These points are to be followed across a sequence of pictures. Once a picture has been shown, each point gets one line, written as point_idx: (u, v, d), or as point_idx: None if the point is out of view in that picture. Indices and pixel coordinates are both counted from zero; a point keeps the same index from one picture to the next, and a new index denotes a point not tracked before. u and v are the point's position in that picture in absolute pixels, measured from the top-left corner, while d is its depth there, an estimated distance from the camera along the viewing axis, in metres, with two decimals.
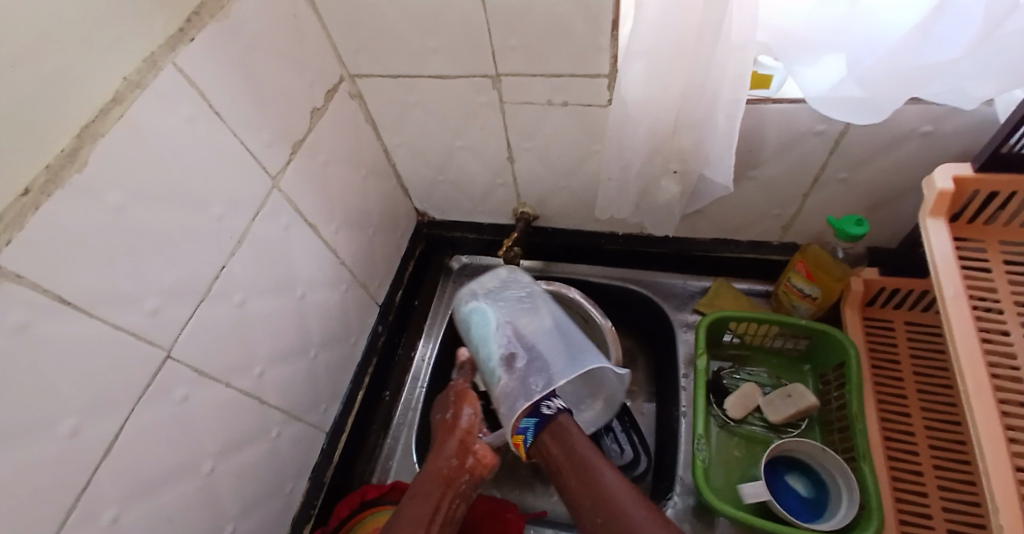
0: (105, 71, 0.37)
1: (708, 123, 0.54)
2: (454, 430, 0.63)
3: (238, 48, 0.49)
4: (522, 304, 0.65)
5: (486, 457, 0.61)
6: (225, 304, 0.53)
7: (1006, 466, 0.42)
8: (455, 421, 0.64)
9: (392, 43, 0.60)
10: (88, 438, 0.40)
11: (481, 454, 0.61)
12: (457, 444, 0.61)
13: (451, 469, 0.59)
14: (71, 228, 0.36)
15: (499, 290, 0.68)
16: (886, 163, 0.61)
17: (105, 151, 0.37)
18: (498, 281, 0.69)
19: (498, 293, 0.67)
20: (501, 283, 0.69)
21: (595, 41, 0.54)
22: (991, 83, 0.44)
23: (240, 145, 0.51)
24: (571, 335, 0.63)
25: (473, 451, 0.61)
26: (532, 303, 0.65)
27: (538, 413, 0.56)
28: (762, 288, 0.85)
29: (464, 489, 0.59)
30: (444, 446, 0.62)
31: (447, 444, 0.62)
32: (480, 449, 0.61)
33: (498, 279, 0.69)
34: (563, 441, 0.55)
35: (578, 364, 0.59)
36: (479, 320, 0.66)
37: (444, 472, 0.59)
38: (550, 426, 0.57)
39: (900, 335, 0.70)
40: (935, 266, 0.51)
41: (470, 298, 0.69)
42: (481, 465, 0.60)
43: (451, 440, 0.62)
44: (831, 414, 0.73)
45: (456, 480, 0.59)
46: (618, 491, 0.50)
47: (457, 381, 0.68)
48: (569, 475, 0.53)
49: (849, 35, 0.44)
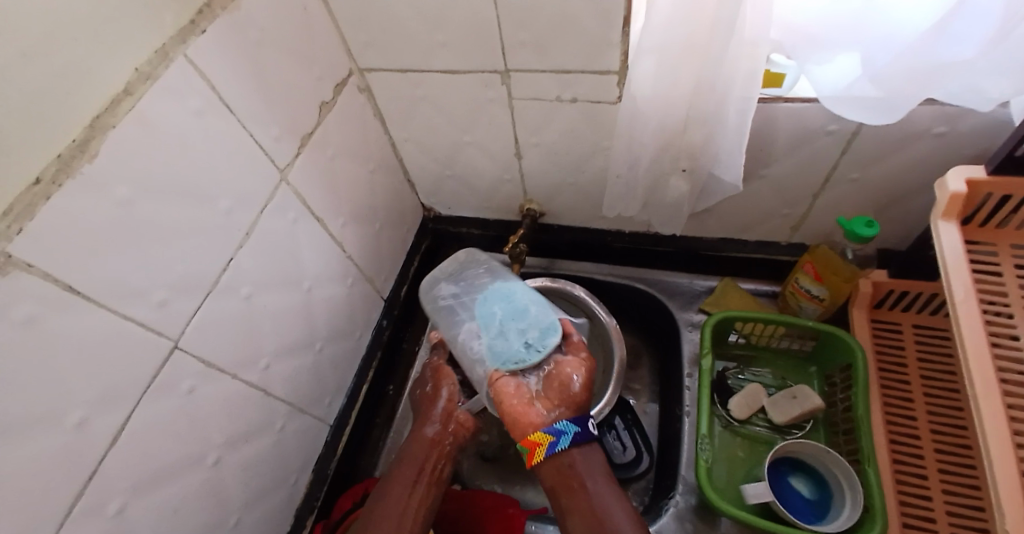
0: (116, 63, 0.37)
1: (719, 121, 0.54)
2: (436, 400, 0.65)
3: (248, 41, 0.49)
4: (483, 279, 0.64)
5: (466, 420, 0.64)
6: (233, 297, 0.53)
7: (1013, 470, 0.42)
8: (435, 395, 0.66)
9: (402, 37, 0.60)
10: (95, 428, 0.40)
11: (462, 419, 0.64)
12: (439, 413, 0.64)
13: (437, 433, 0.63)
14: (80, 220, 0.36)
15: (460, 272, 0.67)
16: (898, 164, 0.61)
17: (115, 143, 0.37)
18: (455, 264, 0.68)
19: (460, 275, 0.67)
20: (460, 266, 0.68)
21: (606, 37, 0.53)
22: (1007, 81, 0.43)
23: (249, 138, 0.52)
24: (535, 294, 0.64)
25: (454, 417, 0.64)
26: (490, 275, 0.65)
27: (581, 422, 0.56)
28: (769, 288, 0.84)
29: (450, 451, 0.62)
30: (428, 417, 0.64)
31: (432, 413, 0.64)
32: (460, 414, 0.64)
33: (456, 262, 0.68)
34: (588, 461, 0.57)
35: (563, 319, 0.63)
36: (500, 295, 0.60)
37: (430, 436, 0.63)
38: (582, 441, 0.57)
39: (908, 338, 0.70)
40: (946, 266, 0.51)
41: (434, 287, 0.68)
42: (461, 428, 0.63)
43: (434, 411, 0.65)
44: (836, 416, 0.72)
45: (441, 442, 0.62)
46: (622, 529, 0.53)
47: (432, 358, 0.69)
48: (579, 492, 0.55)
49: (863, 34, 0.43)
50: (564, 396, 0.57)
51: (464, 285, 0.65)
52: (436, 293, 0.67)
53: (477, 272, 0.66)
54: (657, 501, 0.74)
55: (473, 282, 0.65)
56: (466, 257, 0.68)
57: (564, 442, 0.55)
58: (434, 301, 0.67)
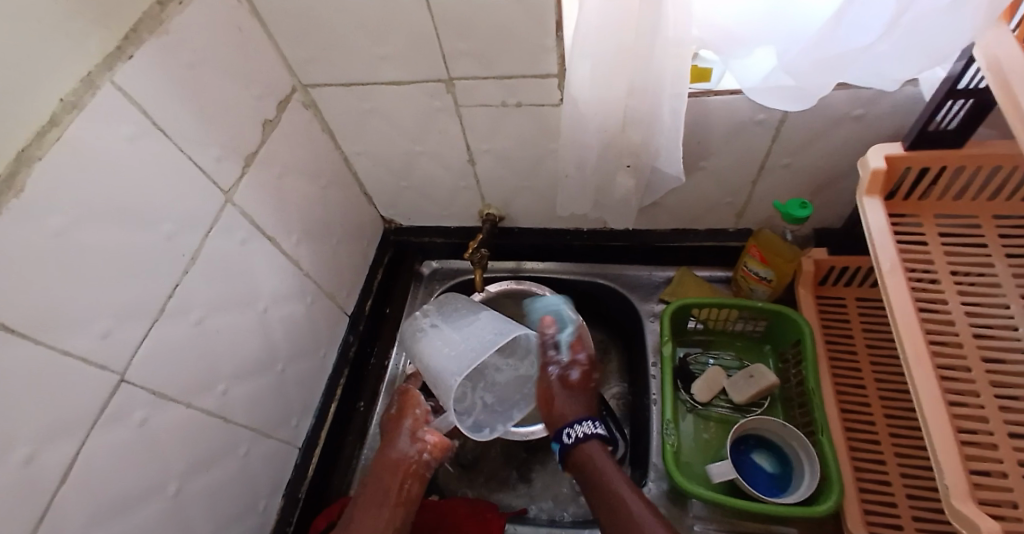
0: (38, 93, 0.36)
1: (654, 116, 0.56)
2: (401, 422, 0.61)
3: (180, 63, 0.48)
4: (459, 311, 0.67)
5: (441, 440, 0.60)
6: (182, 322, 0.52)
7: (948, 426, 0.45)
8: (400, 418, 0.62)
9: (342, 51, 0.61)
10: (44, 465, 0.39)
11: (433, 439, 0.59)
12: (405, 433, 0.60)
13: (402, 454, 0.58)
14: (11, 251, 0.35)
15: (440, 306, 0.68)
16: (825, 145, 0.64)
17: (44, 174, 0.36)
18: (437, 299, 0.70)
19: (441, 307, 0.68)
20: (439, 302, 0.69)
21: (541, 43, 0.55)
22: (913, 64, 0.46)
23: (188, 159, 0.51)
24: (490, 330, 0.62)
25: (422, 437, 0.59)
26: (467, 309, 0.67)
27: (563, 439, 0.59)
28: (722, 274, 0.88)
29: (418, 471, 0.58)
30: (395, 438, 0.60)
31: (398, 433, 0.60)
32: (428, 434, 0.60)
33: (438, 299, 0.70)
34: (586, 468, 0.58)
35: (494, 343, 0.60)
36: (443, 348, 0.62)
37: (395, 457, 0.58)
38: (575, 451, 0.59)
39: (851, 310, 0.74)
40: (873, 241, 0.54)
41: (411, 323, 0.68)
42: (434, 449, 0.59)
43: (400, 432, 0.61)
44: (791, 390, 0.76)
45: (408, 463, 0.58)
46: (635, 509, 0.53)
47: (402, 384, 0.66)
48: (596, 501, 0.56)
49: (772, 27, 0.46)
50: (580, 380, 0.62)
51: (442, 314, 0.67)
52: (413, 325, 0.68)
53: (456, 306, 0.68)
54: None
55: (451, 314, 0.66)
56: (445, 294, 0.70)
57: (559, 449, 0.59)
58: (409, 336, 0.67)
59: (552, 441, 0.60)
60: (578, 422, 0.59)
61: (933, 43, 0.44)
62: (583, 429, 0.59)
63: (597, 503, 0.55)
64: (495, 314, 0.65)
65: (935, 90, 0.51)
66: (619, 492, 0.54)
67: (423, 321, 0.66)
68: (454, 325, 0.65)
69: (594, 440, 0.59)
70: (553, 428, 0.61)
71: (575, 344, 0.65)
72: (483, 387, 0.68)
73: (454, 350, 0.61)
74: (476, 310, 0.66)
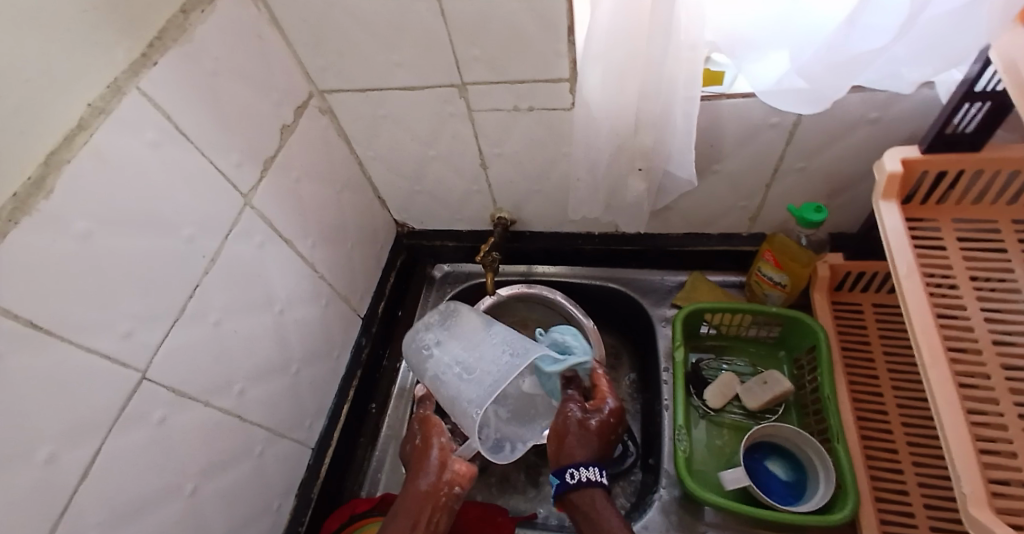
0: (68, 100, 0.38)
1: (667, 121, 0.56)
2: (428, 451, 0.59)
3: (202, 70, 0.50)
4: (467, 324, 0.63)
5: (468, 468, 0.58)
6: (200, 323, 0.53)
7: (964, 433, 0.44)
8: (426, 447, 0.60)
9: (358, 58, 0.62)
10: (66, 463, 0.40)
11: (460, 468, 0.58)
12: (434, 463, 0.58)
13: (431, 484, 0.57)
14: (38, 254, 0.36)
15: (444, 318, 0.64)
16: (840, 149, 0.64)
17: (71, 177, 0.38)
18: (439, 308, 0.66)
19: (444, 320, 0.64)
20: (442, 312, 0.65)
21: (554, 48, 0.56)
22: (927, 66, 0.46)
23: (209, 163, 0.52)
24: (505, 353, 0.58)
25: (451, 467, 0.58)
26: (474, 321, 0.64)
27: (563, 475, 0.57)
28: (736, 279, 0.87)
29: (446, 503, 0.56)
30: (422, 466, 0.59)
31: (425, 464, 0.58)
32: (456, 463, 0.58)
33: (439, 308, 0.66)
34: (583, 513, 0.55)
35: (512, 371, 0.56)
36: (456, 375, 0.58)
37: (423, 489, 0.57)
38: (576, 489, 0.56)
39: (869, 317, 0.73)
40: (889, 244, 0.53)
41: (415, 337, 0.64)
42: (462, 480, 0.57)
43: (428, 461, 0.59)
44: (806, 397, 0.75)
45: (437, 494, 0.56)
46: None
47: (420, 409, 0.65)
48: None
49: (786, 30, 0.47)
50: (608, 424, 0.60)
51: (449, 331, 0.63)
52: (418, 340, 0.64)
53: (462, 317, 0.64)
54: (643, 496, 0.75)
55: (459, 327, 0.63)
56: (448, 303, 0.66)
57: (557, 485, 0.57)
58: (415, 351, 0.63)
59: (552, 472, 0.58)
60: (585, 465, 0.57)
61: (947, 44, 0.43)
62: (587, 473, 0.56)
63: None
64: (507, 329, 0.62)
65: (950, 94, 0.50)
66: None
67: (428, 337, 0.62)
68: (464, 344, 0.60)
69: (597, 487, 0.57)
70: (557, 460, 0.58)
71: (598, 385, 0.63)
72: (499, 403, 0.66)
73: (466, 376, 0.57)
74: (483, 323, 0.63)
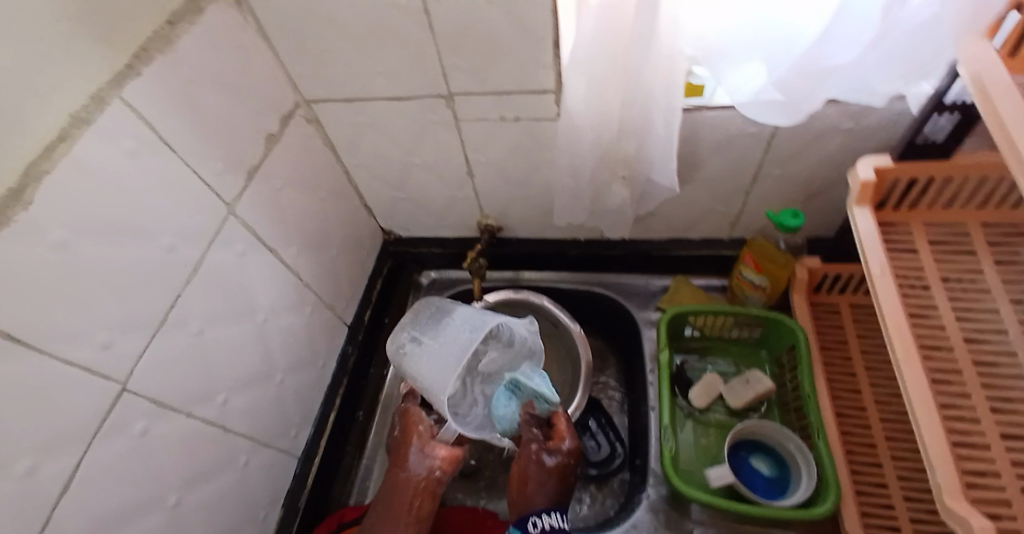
0: (47, 110, 0.37)
1: (648, 128, 0.58)
2: (408, 441, 0.60)
3: (181, 80, 0.49)
4: (434, 320, 0.67)
5: (452, 452, 0.58)
6: (182, 333, 0.52)
7: (939, 427, 0.46)
8: (407, 438, 0.60)
9: (340, 67, 0.62)
10: (46, 477, 0.39)
11: (443, 454, 0.57)
12: (415, 450, 0.58)
13: (414, 472, 0.57)
14: (16, 266, 0.36)
15: (416, 318, 0.68)
16: (814, 156, 0.66)
17: (50, 187, 0.37)
18: (413, 312, 0.70)
19: (416, 321, 0.68)
20: (415, 313, 0.69)
21: (538, 59, 0.57)
22: (896, 79, 0.48)
23: (190, 172, 0.52)
24: (465, 336, 0.62)
25: (434, 454, 0.58)
26: (440, 316, 0.67)
27: (524, 525, 0.51)
28: (717, 282, 0.89)
29: (430, 488, 0.56)
30: (405, 455, 0.59)
31: (408, 454, 0.58)
32: (438, 449, 0.58)
33: (412, 312, 0.69)
34: None
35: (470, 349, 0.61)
36: (429, 368, 0.61)
37: (406, 477, 0.57)
38: None
39: (846, 317, 0.75)
40: (863, 246, 0.55)
41: (395, 343, 0.67)
42: (445, 464, 0.57)
43: (410, 450, 0.59)
44: (787, 395, 0.77)
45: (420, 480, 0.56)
46: None
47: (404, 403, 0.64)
48: None
49: (762, 45, 0.48)
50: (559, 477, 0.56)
51: (421, 329, 0.67)
52: (397, 344, 0.67)
53: (430, 314, 0.68)
54: (631, 495, 0.75)
55: (429, 324, 0.67)
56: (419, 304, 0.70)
57: None
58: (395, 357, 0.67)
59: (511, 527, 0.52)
60: (546, 512, 0.52)
61: (909, 57, 0.45)
62: (550, 519, 0.52)
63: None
64: (469, 312, 0.67)
65: (920, 104, 0.53)
66: None
67: (404, 338, 0.66)
68: (432, 337, 0.65)
69: None
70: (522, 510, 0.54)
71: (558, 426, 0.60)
72: (478, 382, 0.65)
73: (435, 365, 0.61)
74: (447, 315, 0.67)
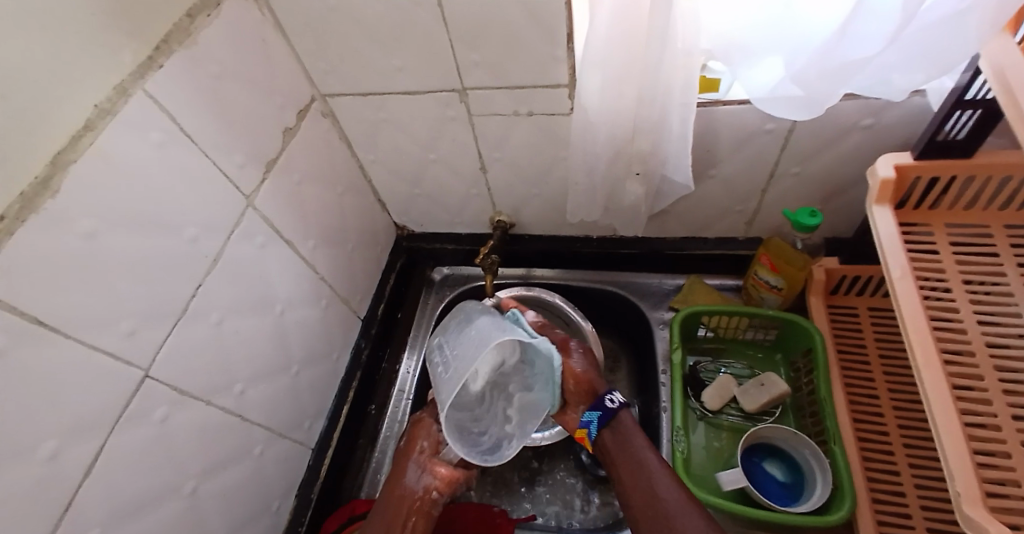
0: (75, 103, 0.38)
1: (664, 124, 0.57)
2: (411, 453, 0.62)
3: (205, 74, 0.50)
4: (458, 329, 0.59)
5: (451, 474, 0.61)
6: (202, 323, 0.54)
7: (959, 434, 0.45)
8: (410, 448, 0.63)
9: (359, 62, 0.63)
10: (68, 460, 0.40)
11: (443, 473, 0.61)
12: (417, 464, 0.61)
13: (413, 487, 0.59)
14: (44, 254, 0.37)
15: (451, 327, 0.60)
16: (835, 154, 0.65)
17: (77, 177, 0.39)
18: (451, 316, 0.62)
19: (447, 329, 0.61)
20: (451, 318, 0.62)
21: (552, 54, 0.57)
22: (918, 73, 0.47)
23: (212, 166, 0.53)
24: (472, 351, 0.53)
25: (436, 471, 0.61)
26: (464, 326, 0.59)
27: (603, 405, 0.60)
28: (733, 283, 0.88)
29: (426, 507, 0.59)
30: (404, 470, 0.61)
31: (408, 467, 0.61)
32: (440, 467, 0.61)
33: (452, 316, 0.62)
34: (621, 436, 0.59)
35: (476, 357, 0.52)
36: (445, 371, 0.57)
37: (405, 491, 0.59)
38: (612, 417, 0.61)
39: (864, 321, 0.74)
40: (883, 247, 0.54)
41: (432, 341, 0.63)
42: (442, 484, 0.60)
43: (411, 462, 0.61)
44: (802, 399, 0.76)
45: (416, 498, 0.59)
46: (659, 468, 0.56)
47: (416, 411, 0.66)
48: (621, 469, 0.57)
49: (783, 39, 0.47)
50: (586, 385, 0.63)
51: (447, 341, 0.59)
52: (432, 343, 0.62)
53: (457, 324, 0.60)
54: None
55: (455, 336, 0.58)
56: (456, 311, 0.62)
57: (593, 430, 0.61)
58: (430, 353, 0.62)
59: (587, 413, 0.61)
60: (614, 391, 0.62)
61: (932, 54, 0.44)
62: (620, 396, 0.62)
63: (622, 471, 0.57)
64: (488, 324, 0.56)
65: (942, 101, 0.51)
66: (645, 462, 0.56)
67: (435, 342, 0.61)
68: (452, 348, 0.57)
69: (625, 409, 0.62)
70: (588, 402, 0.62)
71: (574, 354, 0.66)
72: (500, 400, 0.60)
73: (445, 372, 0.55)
74: (469, 327, 0.58)
